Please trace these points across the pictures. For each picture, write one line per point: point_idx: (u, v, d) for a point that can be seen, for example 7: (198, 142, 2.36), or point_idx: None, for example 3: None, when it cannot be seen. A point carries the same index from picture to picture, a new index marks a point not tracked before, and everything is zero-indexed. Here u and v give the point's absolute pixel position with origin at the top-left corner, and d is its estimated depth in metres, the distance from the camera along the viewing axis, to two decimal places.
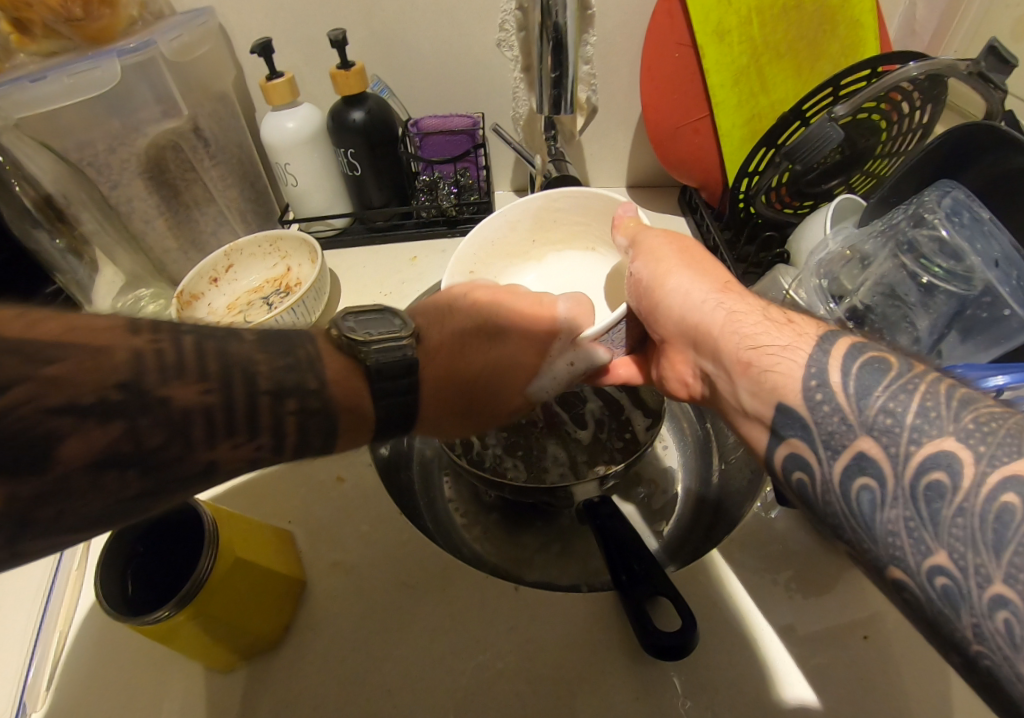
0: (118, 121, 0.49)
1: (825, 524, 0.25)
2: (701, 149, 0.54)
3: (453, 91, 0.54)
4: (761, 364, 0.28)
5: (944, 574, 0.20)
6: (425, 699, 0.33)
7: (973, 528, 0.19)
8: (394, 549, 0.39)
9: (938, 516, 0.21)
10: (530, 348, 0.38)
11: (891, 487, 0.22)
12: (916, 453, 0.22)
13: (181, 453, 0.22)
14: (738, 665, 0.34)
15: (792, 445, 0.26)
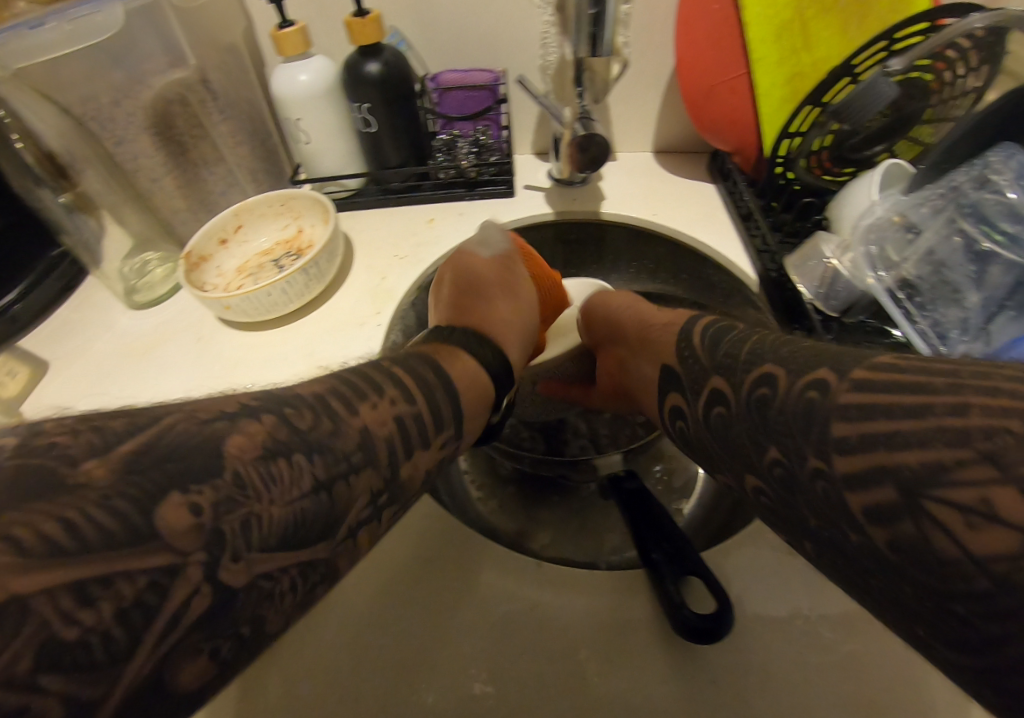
0: (122, 72, 0.47)
1: (702, 438, 0.35)
2: (737, 110, 0.51)
3: (475, 43, 0.50)
4: (653, 339, 0.43)
5: (778, 463, 0.28)
6: (442, 677, 0.31)
7: (796, 419, 0.27)
8: (411, 522, 0.38)
9: (767, 417, 0.29)
10: (493, 282, 0.46)
11: (734, 405, 0.32)
12: (751, 374, 0.31)
13: (328, 430, 0.27)
14: (767, 648, 0.32)
15: (674, 402, 0.39)
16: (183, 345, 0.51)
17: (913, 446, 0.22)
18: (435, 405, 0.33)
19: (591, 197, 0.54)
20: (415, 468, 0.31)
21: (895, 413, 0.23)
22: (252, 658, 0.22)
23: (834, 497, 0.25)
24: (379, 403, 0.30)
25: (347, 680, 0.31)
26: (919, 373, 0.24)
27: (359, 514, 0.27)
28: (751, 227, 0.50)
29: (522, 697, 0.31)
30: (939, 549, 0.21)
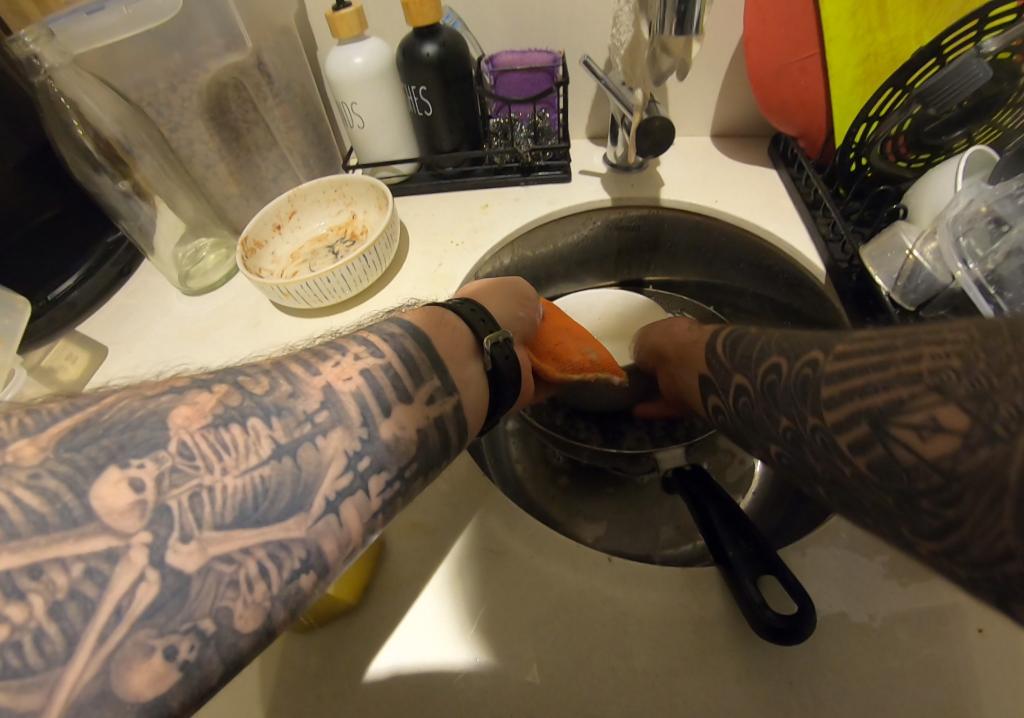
0: (178, 56, 0.47)
1: (738, 431, 0.37)
2: (806, 92, 0.49)
3: (533, 22, 0.49)
4: (690, 353, 0.42)
5: (788, 427, 0.30)
6: (517, 670, 0.31)
7: (792, 393, 0.30)
8: (478, 511, 0.38)
9: (777, 394, 0.31)
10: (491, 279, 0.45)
11: (753, 392, 0.34)
12: (761, 366, 0.33)
13: (285, 393, 0.27)
14: (832, 645, 0.32)
15: (713, 402, 0.39)
16: (240, 329, 0.52)
17: (880, 392, 0.25)
18: (403, 352, 0.31)
19: (650, 183, 0.52)
20: (396, 427, 0.29)
21: (865, 362, 0.26)
22: (222, 654, 0.21)
23: (828, 440, 0.27)
24: (342, 360, 0.29)
25: (420, 670, 0.32)
26: (880, 337, 0.27)
27: (340, 483, 0.26)
28: (820, 215, 0.48)
29: (597, 692, 0.31)
30: (897, 457, 0.24)
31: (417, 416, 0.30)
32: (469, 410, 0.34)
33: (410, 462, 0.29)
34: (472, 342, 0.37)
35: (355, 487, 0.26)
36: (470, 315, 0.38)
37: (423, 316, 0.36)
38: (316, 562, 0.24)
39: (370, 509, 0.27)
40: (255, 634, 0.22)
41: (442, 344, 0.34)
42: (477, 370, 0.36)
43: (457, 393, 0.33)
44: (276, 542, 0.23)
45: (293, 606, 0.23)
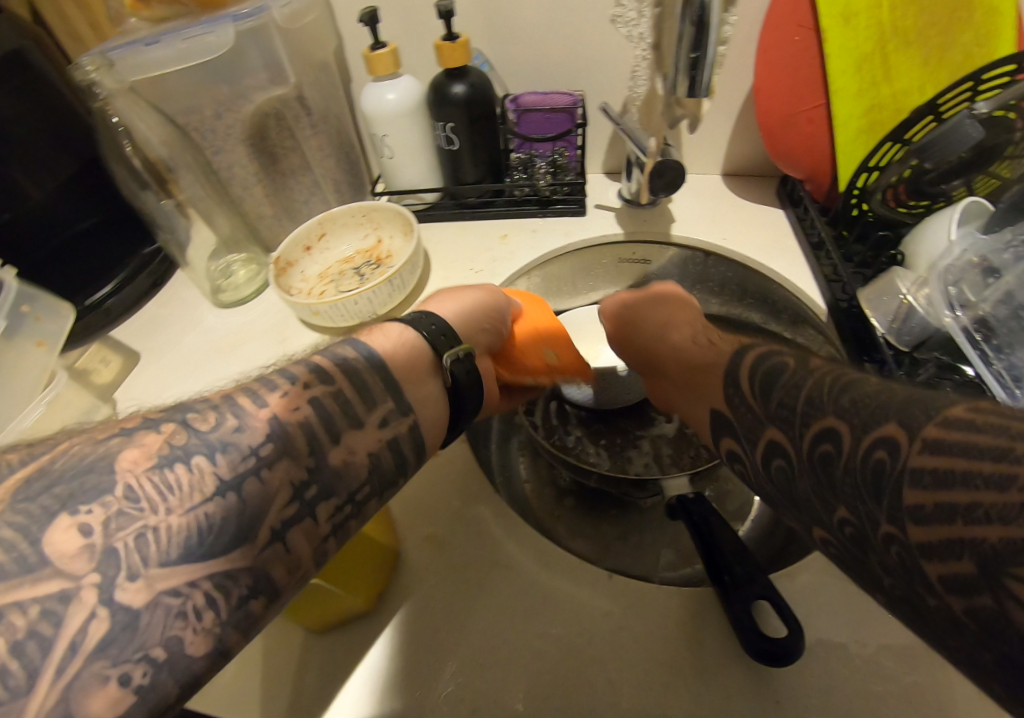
0: (226, 87, 0.50)
1: (762, 490, 0.33)
2: (811, 139, 0.51)
3: (556, 65, 0.52)
4: (705, 380, 0.40)
5: (849, 524, 0.25)
6: (520, 679, 0.33)
7: (863, 482, 0.24)
8: (489, 525, 0.40)
9: (835, 479, 0.26)
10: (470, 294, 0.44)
11: (797, 460, 0.28)
12: (811, 430, 0.28)
13: (230, 428, 0.27)
14: (813, 677, 0.33)
15: (729, 446, 0.36)
16: (268, 344, 0.55)
17: (996, 524, 0.19)
18: (352, 373, 0.33)
19: (661, 218, 0.55)
20: (346, 454, 0.31)
21: (971, 450, 0.20)
22: (178, 677, 0.22)
23: (906, 556, 0.22)
24: (288, 392, 0.30)
25: (428, 675, 0.34)
26: (990, 434, 0.20)
27: (285, 513, 0.27)
28: (823, 257, 0.51)
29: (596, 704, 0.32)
30: (1014, 620, 0.18)
31: (369, 441, 0.32)
32: (426, 428, 0.36)
33: (362, 486, 0.31)
34: (432, 357, 0.38)
35: (303, 515, 0.28)
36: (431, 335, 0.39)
37: (380, 337, 0.37)
38: (264, 587, 0.26)
39: (319, 534, 0.29)
40: (207, 656, 0.23)
41: (398, 367, 0.36)
42: (435, 390, 0.37)
43: (413, 412, 0.35)
44: (221, 572, 0.24)
45: (245, 628, 0.25)
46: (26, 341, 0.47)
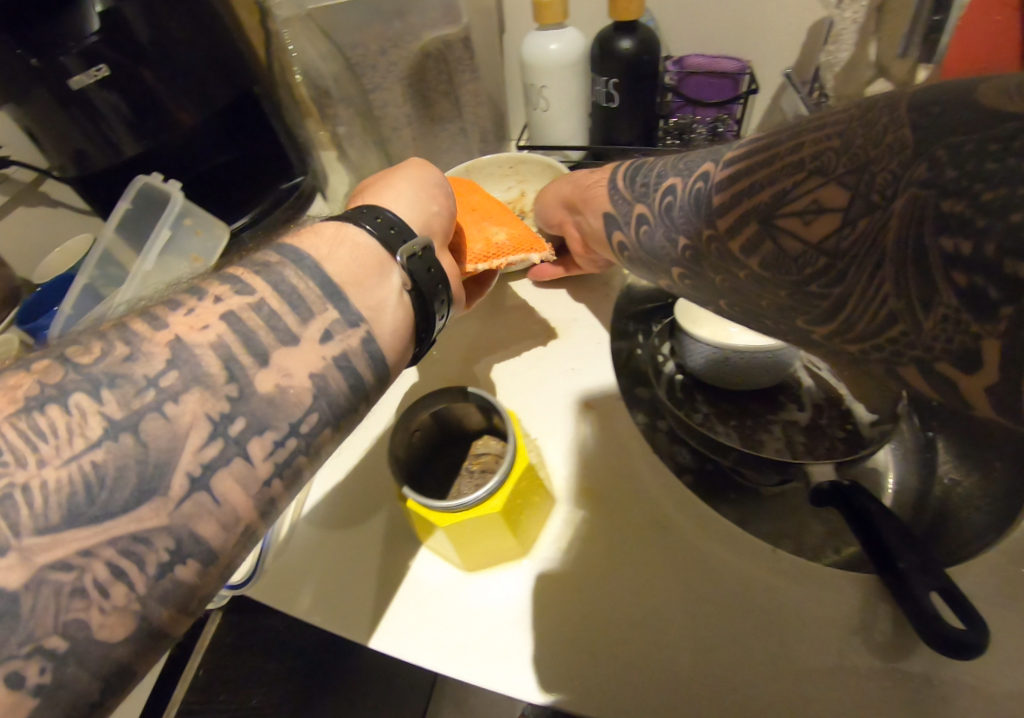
0: (398, 23, 0.50)
1: (639, 261, 0.40)
2: None
3: (730, 28, 0.50)
4: (595, 198, 0.45)
5: (688, 245, 0.33)
6: (681, 635, 0.34)
7: (693, 207, 0.32)
8: (646, 486, 0.40)
9: (673, 214, 0.35)
10: (416, 171, 0.38)
11: (651, 215, 0.38)
12: (660, 190, 0.37)
13: (121, 357, 0.22)
14: (980, 682, 0.31)
15: (618, 239, 0.42)
16: None
17: (768, 187, 0.26)
18: (280, 283, 0.27)
19: None
20: (280, 377, 0.24)
21: (754, 165, 0.27)
22: (91, 670, 0.18)
23: (724, 248, 0.29)
24: (196, 308, 0.24)
25: (588, 620, 0.35)
26: (762, 146, 0.27)
27: (206, 455, 0.22)
28: None
29: (763, 675, 0.32)
30: (786, 247, 0.25)
31: (309, 359, 0.25)
32: (384, 339, 0.29)
33: (307, 416, 0.25)
34: (382, 254, 0.30)
35: (231, 456, 0.22)
36: (380, 229, 0.32)
37: (312, 238, 0.30)
38: (194, 552, 0.21)
39: (257, 478, 0.23)
40: (131, 642, 0.19)
41: (337, 270, 0.28)
42: (396, 288, 0.30)
43: (365, 322, 0.28)
44: (127, 537, 0.20)
45: (181, 604, 0.20)
46: (183, 256, 0.53)
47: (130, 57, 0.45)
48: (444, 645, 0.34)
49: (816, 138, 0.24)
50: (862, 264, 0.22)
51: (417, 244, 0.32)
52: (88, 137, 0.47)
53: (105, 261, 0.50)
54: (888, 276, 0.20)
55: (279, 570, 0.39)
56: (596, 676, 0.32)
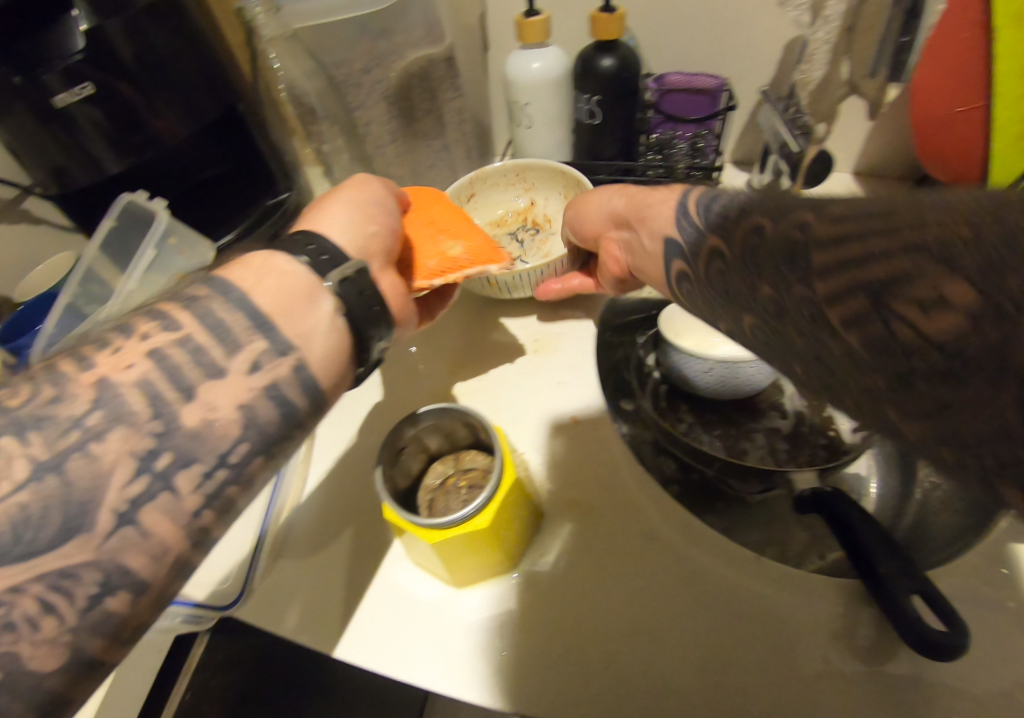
0: (381, 43, 0.51)
1: (703, 299, 0.32)
2: (966, 141, 0.51)
3: (707, 47, 0.52)
4: (654, 220, 0.38)
5: (767, 297, 0.25)
6: (661, 645, 0.34)
7: (783, 257, 0.24)
8: (632, 498, 0.41)
9: (756, 256, 0.26)
10: (357, 192, 0.38)
11: (728, 254, 0.29)
12: (741, 224, 0.28)
13: (47, 399, 0.23)
14: (956, 682, 0.32)
15: (679, 268, 0.35)
16: None
17: (883, 262, 0.19)
18: (206, 316, 0.27)
19: None
20: (206, 411, 0.25)
21: (860, 232, 0.21)
22: (25, 699, 0.20)
23: (813, 314, 0.22)
24: (122, 346, 0.25)
25: (570, 631, 0.35)
26: (859, 216, 0.21)
27: (131, 491, 0.23)
28: None
29: (743, 683, 0.32)
30: (895, 334, 0.19)
31: (236, 391, 0.26)
32: (317, 367, 0.28)
33: (235, 446, 0.25)
34: (311, 280, 0.29)
35: (156, 491, 0.23)
36: (313, 253, 0.31)
37: (240, 268, 0.29)
38: (122, 582, 0.22)
39: (185, 510, 0.24)
40: (63, 671, 0.21)
41: (266, 301, 0.28)
42: (327, 313, 0.29)
43: (295, 350, 0.28)
44: (56, 572, 0.21)
45: (109, 634, 0.22)
46: (170, 272, 0.52)
47: (116, 73, 0.45)
48: (435, 660, 0.34)
49: (968, 212, 0.18)
50: (980, 371, 0.16)
51: (353, 265, 0.31)
52: (69, 154, 0.47)
53: (87, 281, 0.49)
54: (1010, 405, 0.15)
55: (266, 589, 0.39)
56: (578, 686, 0.33)
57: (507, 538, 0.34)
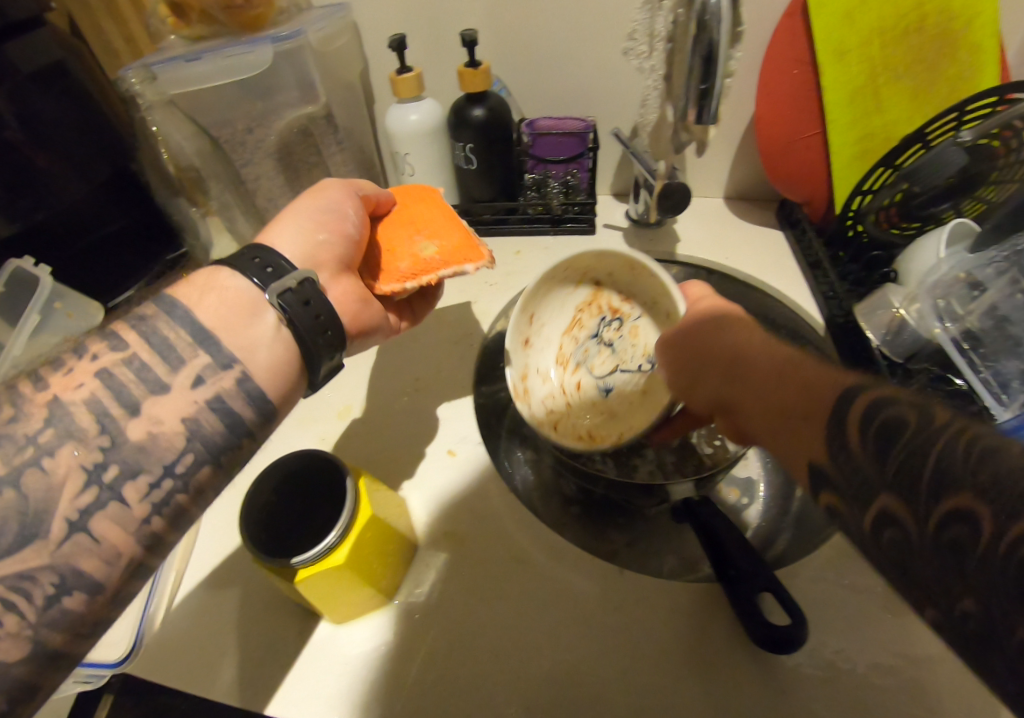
0: (260, 104, 0.53)
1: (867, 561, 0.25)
2: (810, 165, 0.56)
3: (570, 92, 0.57)
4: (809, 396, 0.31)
5: (970, 617, 0.20)
6: (525, 666, 0.35)
7: (1008, 592, 0.18)
8: (510, 521, 0.42)
9: (964, 563, 0.20)
10: (319, 202, 0.38)
11: (915, 534, 0.22)
12: (939, 501, 0.21)
13: (5, 417, 0.25)
14: (809, 667, 0.34)
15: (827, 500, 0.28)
16: None
17: None
18: (150, 336, 0.29)
19: (667, 239, 0.60)
20: (150, 424, 0.27)
21: None
22: None
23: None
24: (73, 366, 0.27)
25: (441, 661, 0.36)
26: None
27: (82, 502, 0.25)
28: (820, 275, 0.55)
29: (608, 693, 0.34)
30: None
31: (178, 405, 0.28)
32: (260, 378, 0.31)
33: (181, 457, 0.27)
34: (253, 295, 0.31)
35: (105, 500, 0.26)
36: (258, 269, 0.32)
37: (184, 287, 0.31)
38: (77, 584, 0.25)
39: (134, 518, 0.26)
40: (27, 661, 0.23)
41: (208, 317, 0.30)
42: (270, 325, 0.31)
43: (238, 362, 0.30)
44: (14, 575, 0.23)
45: (70, 630, 0.25)
46: (57, 335, 0.50)
47: None
48: (315, 699, 0.34)
49: None
50: None
51: (296, 276, 0.32)
52: None
53: None
54: None
55: (164, 645, 0.38)
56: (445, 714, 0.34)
57: (387, 552, 0.36)
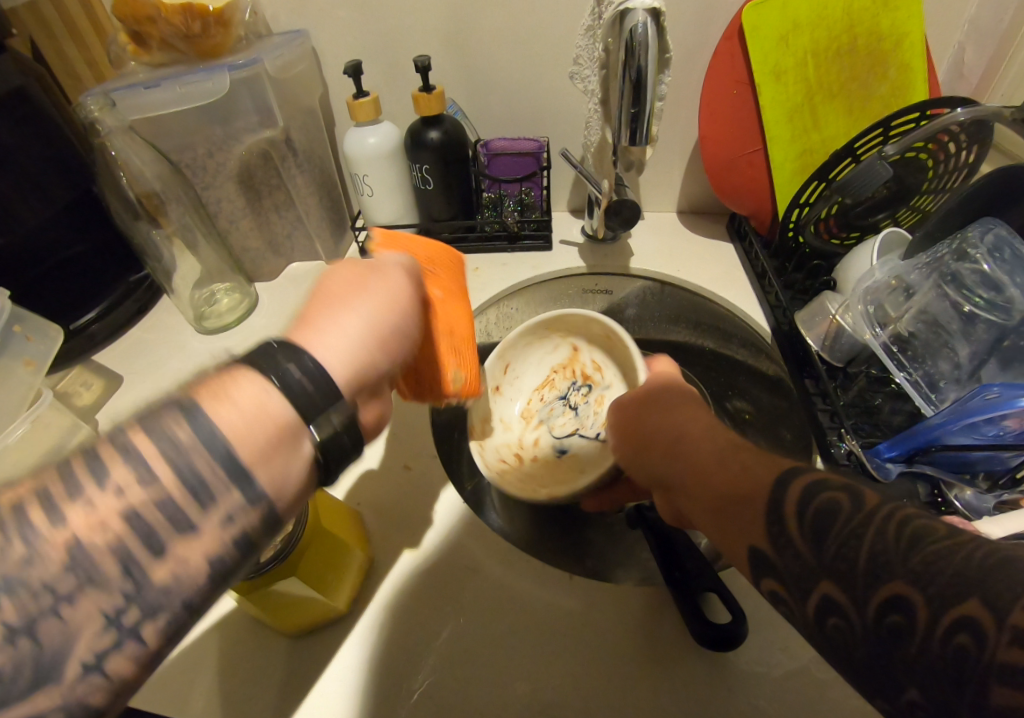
0: (219, 129, 0.54)
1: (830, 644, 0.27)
2: (753, 180, 0.58)
3: (523, 113, 0.60)
4: (741, 481, 0.34)
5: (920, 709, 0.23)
6: (481, 675, 0.36)
7: (945, 671, 0.22)
8: (467, 533, 0.43)
9: (906, 657, 0.24)
10: (395, 295, 0.31)
11: (854, 620, 0.26)
12: (874, 593, 0.25)
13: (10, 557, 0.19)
14: (755, 665, 0.35)
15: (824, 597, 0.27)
16: None
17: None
18: (188, 455, 0.22)
19: (622, 253, 0.62)
20: (181, 568, 0.22)
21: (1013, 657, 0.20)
22: None
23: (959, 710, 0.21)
24: (88, 492, 0.21)
25: (398, 673, 0.36)
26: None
27: (100, 651, 0.20)
28: (767, 285, 0.57)
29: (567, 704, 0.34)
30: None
31: (213, 544, 0.23)
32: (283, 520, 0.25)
33: (207, 595, 0.23)
34: (297, 420, 0.24)
35: (126, 651, 0.21)
36: (307, 384, 0.25)
37: (224, 393, 0.24)
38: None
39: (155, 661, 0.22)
40: None
41: (237, 448, 0.23)
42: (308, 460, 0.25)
43: (267, 501, 0.24)
44: None
45: None
46: (15, 360, 0.47)
47: None
48: None
49: None
50: None
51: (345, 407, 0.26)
52: None
53: None
54: None
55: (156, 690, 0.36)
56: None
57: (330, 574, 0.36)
